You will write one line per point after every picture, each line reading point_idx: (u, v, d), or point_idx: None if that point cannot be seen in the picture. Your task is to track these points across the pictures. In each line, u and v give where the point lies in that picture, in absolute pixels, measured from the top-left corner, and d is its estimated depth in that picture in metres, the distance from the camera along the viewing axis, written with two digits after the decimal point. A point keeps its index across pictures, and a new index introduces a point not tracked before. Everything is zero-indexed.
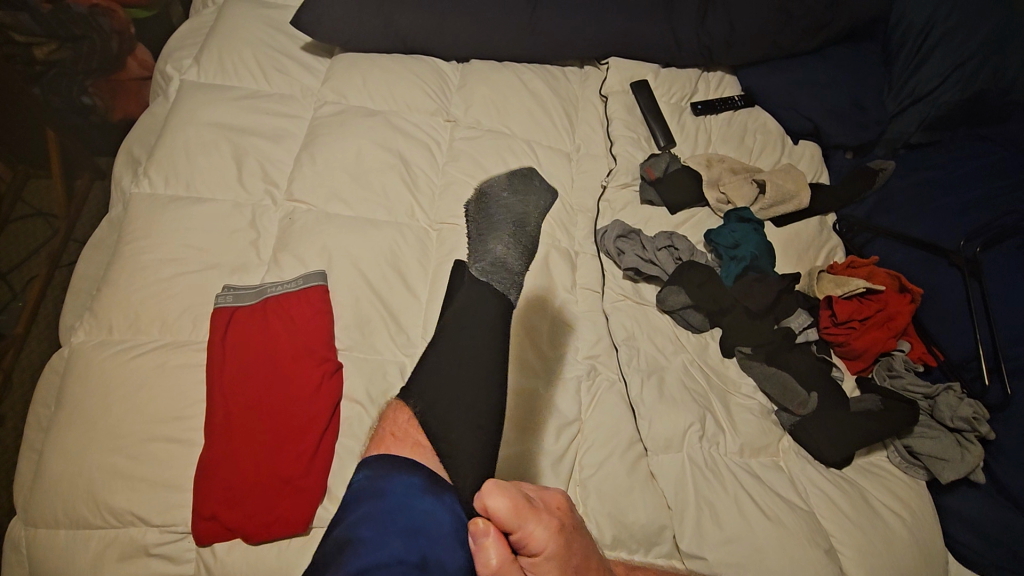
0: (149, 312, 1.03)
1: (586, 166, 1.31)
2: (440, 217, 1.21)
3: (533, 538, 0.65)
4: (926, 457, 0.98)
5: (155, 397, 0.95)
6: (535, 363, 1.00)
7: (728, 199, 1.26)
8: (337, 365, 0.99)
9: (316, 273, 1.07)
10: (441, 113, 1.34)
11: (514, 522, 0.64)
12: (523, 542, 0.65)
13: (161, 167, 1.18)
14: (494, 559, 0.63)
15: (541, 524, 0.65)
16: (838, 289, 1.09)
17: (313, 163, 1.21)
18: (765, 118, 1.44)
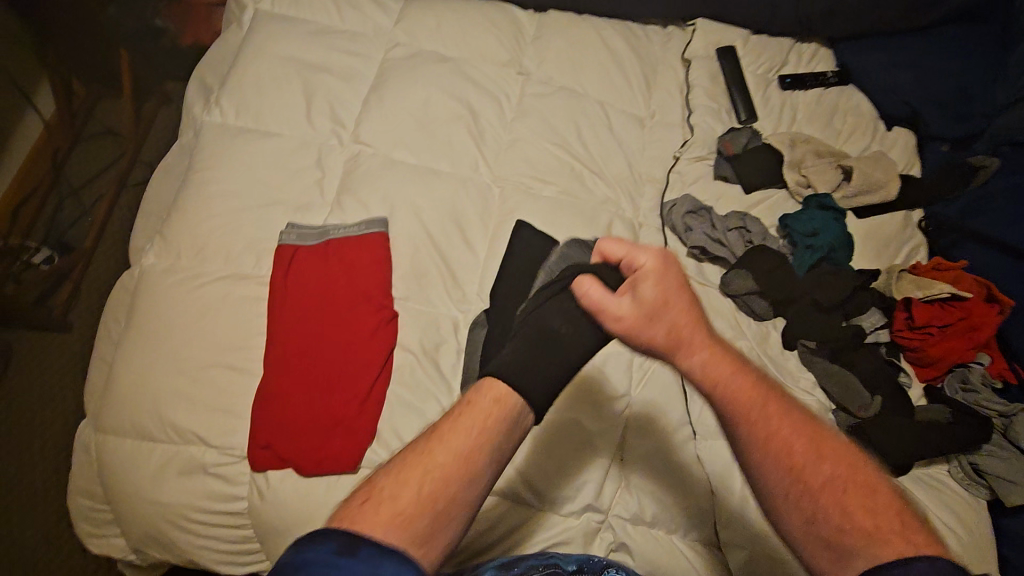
0: (216, 242, 1.05)
1: (659, 135, 1.25)
2: (504, 174, 1.18)
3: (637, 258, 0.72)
4: (992, 476, 0.93)
5: (220, 326, 0.98)
6: None
7: (808, 183, 1.18)
8: (394, 313, 1.00)
9: (379, 220, 1.07)
10: (514, 65, 1.28)
11: (623, 250, 0.73)
12: (633, 262, 0.72)
13: (232, 97, 1.18)
14: (593, 288, 0.70)
15: (649, 252, 0.72)
16: (918, 291, 1.02)
17: (381, 106, 1.18)
18: (859, 99, 1.33)
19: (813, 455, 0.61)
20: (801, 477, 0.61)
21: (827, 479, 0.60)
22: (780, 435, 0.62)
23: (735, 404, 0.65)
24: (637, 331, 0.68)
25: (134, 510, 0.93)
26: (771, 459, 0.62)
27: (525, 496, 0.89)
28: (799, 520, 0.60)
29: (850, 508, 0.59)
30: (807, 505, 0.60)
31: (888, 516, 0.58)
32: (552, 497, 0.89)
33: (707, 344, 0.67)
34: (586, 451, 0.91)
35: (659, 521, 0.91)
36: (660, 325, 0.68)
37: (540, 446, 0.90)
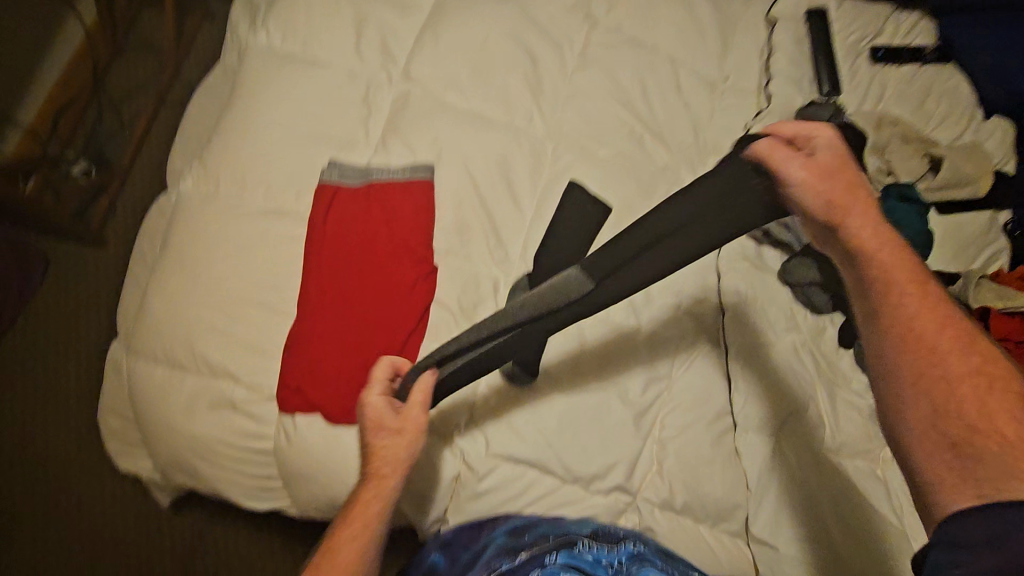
0: (255, 174, 1.01)
1: (731, 102, 1.16)
2: (559, 129, 1.10)
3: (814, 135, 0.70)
4: None
5: (256, 262, 0.96)
6: (633, 306, 0.94)
7: (890, 168, 1.08)
8: (433, 267, 0.96)
9: (424, 167, 1.01)
10: (581, 9, 1.17)
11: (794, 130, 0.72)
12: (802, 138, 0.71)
13: (281, 20, 1.11)
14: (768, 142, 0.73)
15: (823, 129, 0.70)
16: (998, 303, 0.95)
17: (435, 43, 1.10)
18: (958, 81, 1.20)
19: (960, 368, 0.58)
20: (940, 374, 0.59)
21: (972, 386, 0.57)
22: (919, 320, 0.62)
23: (886, 282, 0.64)
24: (810, 187, 0.68)
25: (163, 436, 0.94)
26: (904, 345, 0.61)
27: (554, 469, 0.87)
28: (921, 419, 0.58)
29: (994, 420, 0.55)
30: (921, 400, 0.59)
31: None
32: (580, 473, 0.87)
33: (867, 213, 0.66)
34: (618, 428, 0.89)
35: (688, 510, 0.88)
36: (830, 189, 0.67)
37: (568, 417, 0.88)
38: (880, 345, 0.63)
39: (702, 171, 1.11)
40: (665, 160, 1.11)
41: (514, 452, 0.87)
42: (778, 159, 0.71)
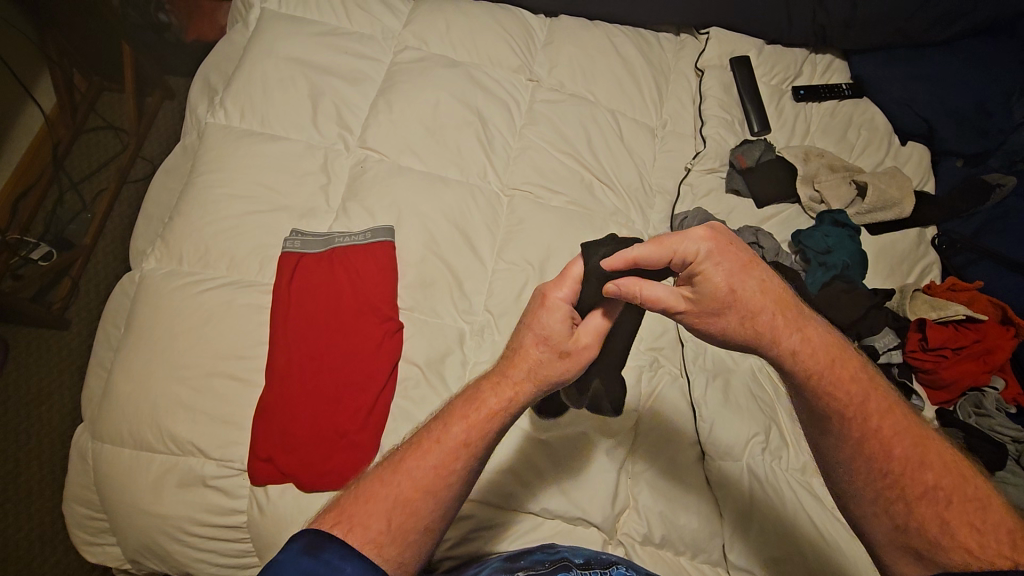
0: (219, 248, 1.03)
1: (671, 145, 1.24)
2: (513, 182, 1.15)
3: (687, 251, 0.66)
4: (1006, 504, 0.91)
5: (221, 335, 0.96)
6: None
7: (822, 199, 1.17)
8: (399, 325, 0.98)
9: (384, 228, 1.05)
10: (524, 71, 1.26)
11: (668, 245, 0.66)
12: (684, 256, 0.66)
13: (238, 99, 1.15)
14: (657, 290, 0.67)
15: (693, 237, 0.66)
16: (932, 312, 1.02)
17: (389, 111, 1.16)
18: (873, 112, 1.31)
19: (907, 476, 0.65)
20: (889, 472, 0.66)
21: (915, 488, 0.65)
22: (878, 439, 0.67)
23: (840, 411, 0.68)
24: (710, 324, 0.67)
25: (130, 523, 0.92)
26: (868, 468, 0.67)
27: (532, 508, 0.88)
28: (885, 527, 0.67)
29: (931, 512, 0.64)
30: (882, 515, 0.67)
31: (966, 531, 0.62)
32: (558, 511, 0.88)
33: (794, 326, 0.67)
34: (591, 462, 0.91)
35: (667, 543, 0.90)
36: (730, 315, 0.66)
37: (546, 454, 0.90)
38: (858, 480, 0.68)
39: (651, 212, 1.18)
40: (615, 203, 1.16)
41: (489, 496, 0.87)
42: (659, 295, 0.67)
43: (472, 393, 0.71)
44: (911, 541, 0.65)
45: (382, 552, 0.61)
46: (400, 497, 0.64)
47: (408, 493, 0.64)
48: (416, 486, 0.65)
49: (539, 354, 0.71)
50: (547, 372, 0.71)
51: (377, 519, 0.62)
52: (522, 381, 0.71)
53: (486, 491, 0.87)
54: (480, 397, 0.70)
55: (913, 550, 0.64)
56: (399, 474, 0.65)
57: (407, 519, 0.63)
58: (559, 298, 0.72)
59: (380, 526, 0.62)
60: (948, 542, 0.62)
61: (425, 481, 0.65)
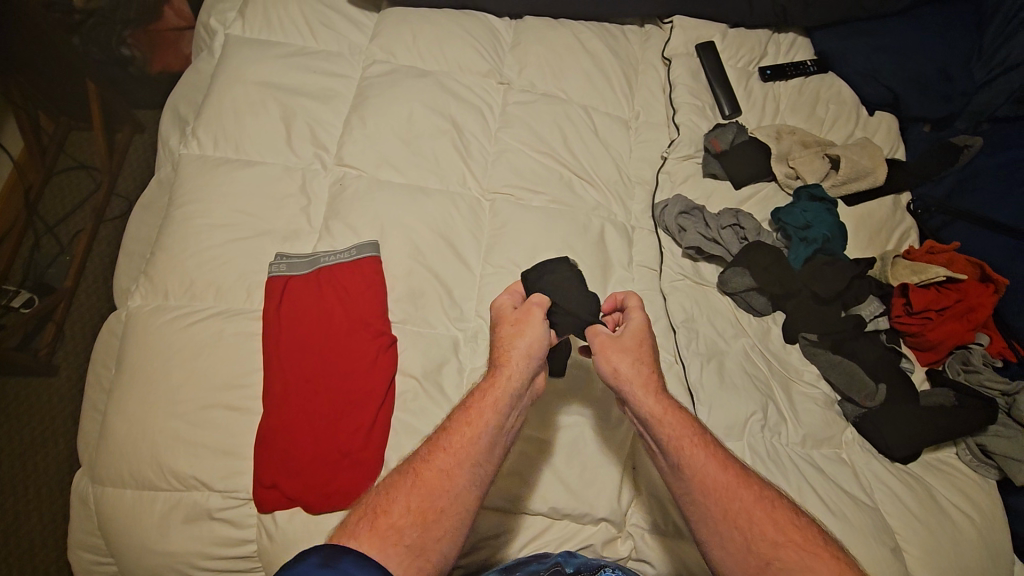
0: (205, 279, 1.02)
1: (646, 135, 1.25)
2: (493, 186, 1.16)
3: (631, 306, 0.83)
4: (1000, 457, 0.93)
5: (215, 365, 0.95)
6: None
7: (797, 175, 1.18)
8: (393, 339, 0.98)
9: (368, 244, 1.05)
10: (495, 75, 1.27)
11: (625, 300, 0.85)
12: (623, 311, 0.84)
13: (210, 127, 1.15)
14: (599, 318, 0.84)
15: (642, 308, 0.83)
16: (914, 277, 1.04)
17: (363, 126, 1.16)
18: (840, 86, 1.33)
19: (741, 502, 0.68)
20: (716, 491, 0.69)
21: (750, 501, 0.68)
22: (704, 470, 0.70)
23: (666, 442, 0.73)
24: (607, 362, 0.78)
25: (138, 563, 0.91)
26: (704, 489, 0.70)
27: (541, 509, 0.88)
28: (735, 547, 0.66)
29: (766, 524, 0.67)
30: (730, 533, 0.67)
31: (793, 547, 0.65)
32: (566, 510, 0.88)
33: (648, 382, 0.76)
34: (593, 454, 0.92)
35: (676, 530, 0.90)
36: (626, 362, 0.77)
37: (550, 450, 0.91)
38: (694, 502, 0.70)
39: (631, 203, 1.19)
40: (596, 198, 1.18)
41: (495, 500, 0.87)
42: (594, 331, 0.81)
43: (470, 401, 0.74)
44: (757, 555, 0.65)
45: (403, 537, 0.63)
46: (423, 490, 0.67)
47: (428, 480, 0.68)
48: (437, 476, 0.68)
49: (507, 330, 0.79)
50: (532, 345, 0.77)
51: (398, 504, 0.66)
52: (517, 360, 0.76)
53: (503, 497, 0.87)
54: (488, 385, 0.75)
55: (760, 558, 0.65)
56: (423, 466, 0.69)
57: (427, 507, 0.66)
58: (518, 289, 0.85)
59: (401, 513, 0.65)
60: (787, 553, 0.64)
61: (447, 469, 0.68)
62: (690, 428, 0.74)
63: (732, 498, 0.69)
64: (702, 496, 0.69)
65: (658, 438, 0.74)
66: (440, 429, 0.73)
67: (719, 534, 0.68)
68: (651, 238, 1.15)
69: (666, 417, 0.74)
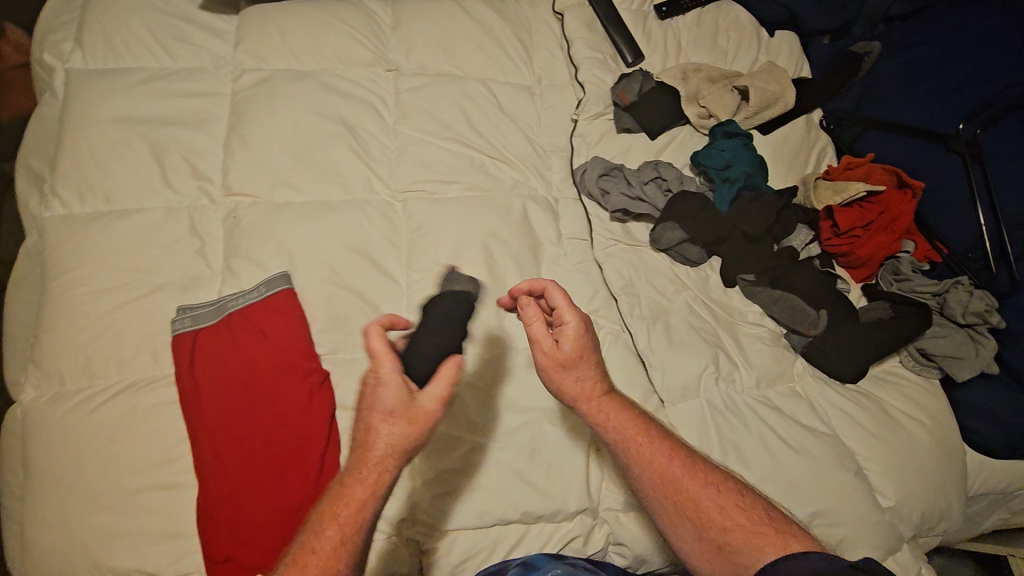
0: (103, 354, 0.92)
1: (552, 99, 1.18)
2: (403, 185, 1.08)
3: (566, 317, 0.76)
4: (940, 357, 0.95)
5: (135, 445, 0.86)
6: None
7: (710, 113, 1.15)
8: (325, 374, 0.91)
9: (278, 275, 0.96)
10: (380, 63, 1.17)
11: (559, 301, 0.76)
12: (559, 317, 0.76)
13: (70, 181, 1.01)
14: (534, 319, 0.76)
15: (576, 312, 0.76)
16: (836, 197, 1.03)
17: (245, 147, 1.05)
18: (737, 10, 1.29)
19: (689, 488, 0.73)
20: (670, 483, 0.74)
21: (697, 491, 0.73)
22: (654, 467, 0.75)
23: (616, 441, 0.77)
24: (560, 379, 0.77)
25: None
26: (657, 484, 0.74)
27: (514, 517, 0.86)
28: (688, 531, 0.72)
29: (715, 513, 0.71)
30: (686, 520, 0.72)
31: (742, 529, 0.69)
32: (538, 510, 0.86)
33: (595, 391, 0.78)
34: (558, 451, 0.90)
35: None
36: (573, 377, 0.77)
37: (509, 454, 0.88)
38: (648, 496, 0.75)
39: (550, 174, 1.14)
40: (513, 177, 1.12)
41: (463, 517, 0.84)
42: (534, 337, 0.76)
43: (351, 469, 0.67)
44: (710, 539, 0.70)
45: None
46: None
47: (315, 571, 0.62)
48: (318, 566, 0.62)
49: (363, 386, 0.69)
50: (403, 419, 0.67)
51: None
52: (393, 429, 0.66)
53: (433, 519, 0.83)
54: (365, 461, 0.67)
55: (715, 542, 0.70)
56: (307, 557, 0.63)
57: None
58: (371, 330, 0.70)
59: None
60: (737, 535, 0.69)
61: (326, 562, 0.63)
62: (640, 425, 0.77)
63: (686, 489, 0.73)
64: (654, 489, 0.75)
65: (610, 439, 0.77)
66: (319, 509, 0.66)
67: (678, 528, 0.73)
68: (576, 207, 1.11)
69: (614, 424, 0.77)
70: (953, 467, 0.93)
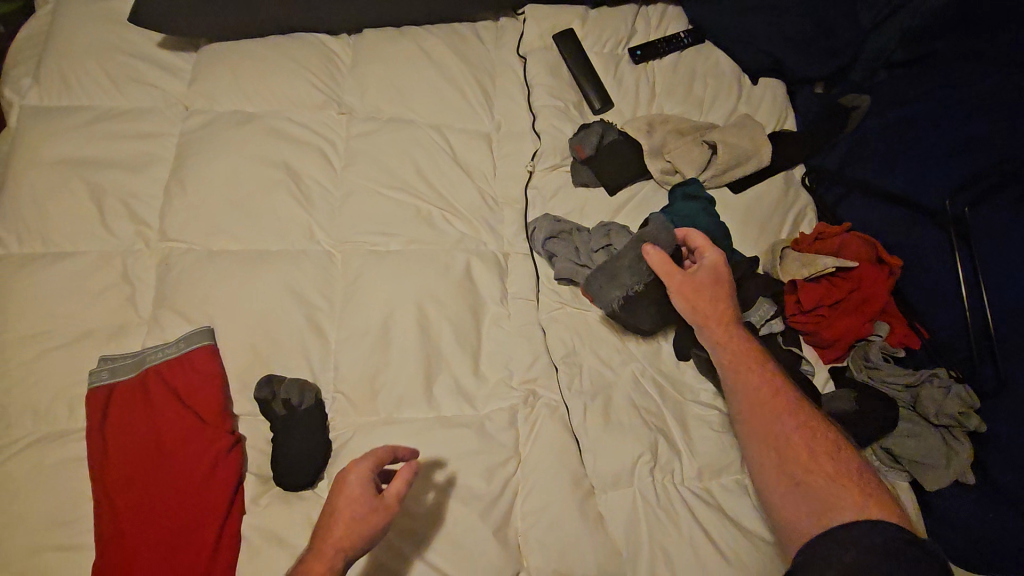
0: (15, 403, 0.90)
1: (509, 147, 1.13)
2: (342, 235, 1.04)
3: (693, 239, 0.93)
4: (907, 461, 0.86)
5: (36, 503, 0.85)
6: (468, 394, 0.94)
7: (675, 169, 1.08)
8: (236, 439, 0.88)
9: (201, 331, 0.93)
10: (332, 105, 1.13)
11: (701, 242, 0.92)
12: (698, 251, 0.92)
13: (8, 221, 1.01)
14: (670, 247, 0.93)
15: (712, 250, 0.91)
16: (803, 271, 0.94)
17: (186, 192, 1.04)
18: (718, 58, 1.22)
19: (790, 439, 0.80)
20: (774, 432, 0.81)
21: (797, 440, 0.80)
22: (758, 408, 0.83)
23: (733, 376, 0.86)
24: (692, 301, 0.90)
25: None
26: (767, 428, 0.82)
27: None
28: (774, 472, 0.80)
29: (803, 459, 0.78)
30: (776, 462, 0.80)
31: (833, 477, 0.76)
32: None
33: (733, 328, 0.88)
34: (475, 538, 0.82)
35: None
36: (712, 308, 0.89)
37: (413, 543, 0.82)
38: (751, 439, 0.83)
39: (501, 228, 1.08)
40: (458, 229, 1.06)
41: None
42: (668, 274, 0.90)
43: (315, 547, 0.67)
44: (794, 486, 0.77)
45: None
46: None
47: None
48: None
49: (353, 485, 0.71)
50: (352, 523, 0.68)
51: None
52: (336, 546, 0.67)
53: None
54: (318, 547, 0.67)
55: (792, 483, 0.77)
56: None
57: None
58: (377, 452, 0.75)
59: None
60: (825, 484, 0.75)
61: None
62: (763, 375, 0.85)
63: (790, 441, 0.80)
64: (772, 433, 0.81)
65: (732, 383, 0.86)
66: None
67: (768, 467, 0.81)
68: (525, 265, 1.05)
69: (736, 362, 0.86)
70: None
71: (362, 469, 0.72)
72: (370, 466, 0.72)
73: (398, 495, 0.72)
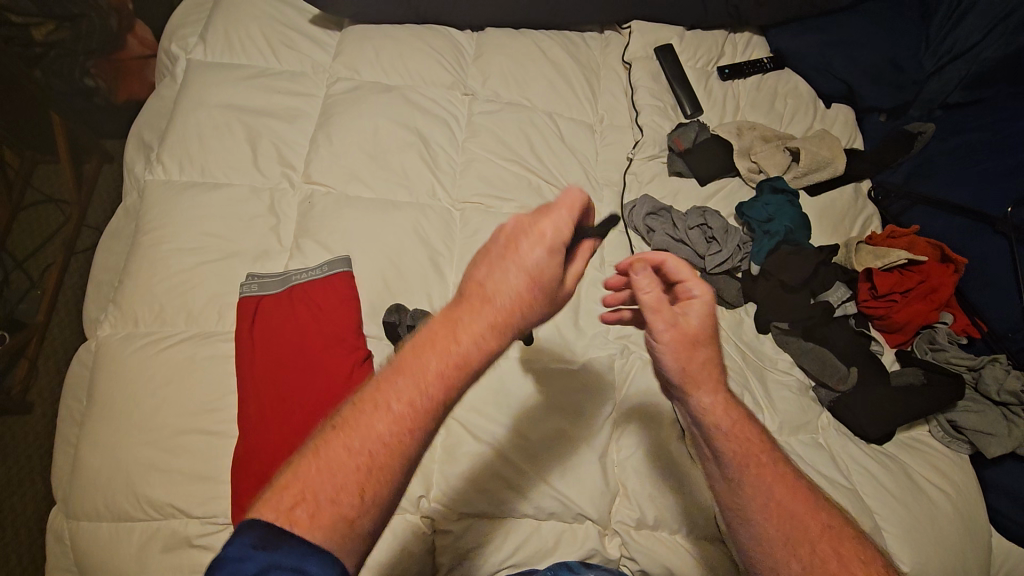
0: (175, 305, 1.02)
1: (611, 138, 1.27)
2: (463, 196, 1.17)
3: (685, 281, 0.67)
4: (971, 432, 0.95)
5: (189, 390, 0.95)
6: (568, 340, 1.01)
7: (760, 168, 1.21)
8: (368, 353, 0.98)
9: (341, 258, 1.04)
10: (459, 87, 1.28)
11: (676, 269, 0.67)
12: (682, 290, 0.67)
13: (174, 152, 1.14)
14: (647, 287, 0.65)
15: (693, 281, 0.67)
16: (877, 261, 1.06)
17: (329, 143, 1.17)
18: (797, 82, 1.37)
19: (808, 531, 0.59)
20: (787, 526, 0.59)
21: (816, 535, 0.58)
22: (761, 486, 0.61)
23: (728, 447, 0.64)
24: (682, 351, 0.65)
25: None
26: (770, 514, 0.60)
27: (527, 511, 0.88)
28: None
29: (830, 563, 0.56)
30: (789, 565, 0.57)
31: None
32: (549, 509, 0.89)
33: (714, 384, 0.65)
34: (580, 457, 0.92)
35: (661, 523, 0.91)
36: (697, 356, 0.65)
37: (521, 454, 0.91)
38: (752, 529, 0.61)
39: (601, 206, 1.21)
40: None
41: (479, 504, 0.87)
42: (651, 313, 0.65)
43: (465, 299, 0.61)
44: None
45: (354, 526, 0.50)
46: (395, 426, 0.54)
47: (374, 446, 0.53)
48: (376, 447, 0.53)
49: (539, 252, 0.63)
50: (524, 300, 0.61)
51: (339, 472, 0.51)
52: (502, 310, 0.60)
53: (453, 503, 0.87)
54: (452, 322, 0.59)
55: None
56: (357, 430, 0.53)
57: (379, 482, 0.52)
58: (553, 228, 0.63)
59: (343, 488, 0.51)
60: None
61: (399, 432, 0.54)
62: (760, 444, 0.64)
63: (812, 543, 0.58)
64: (775, 520, 0.59)
65: (727, 454, 0.63)
66: (411, 346, 0.58)
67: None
68: None
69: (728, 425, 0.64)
70: (975, 543, 0.91)
71: (562, 214, 0.64)
72: (561, 229, 0.64)
73: (577, 276, 0.69)
